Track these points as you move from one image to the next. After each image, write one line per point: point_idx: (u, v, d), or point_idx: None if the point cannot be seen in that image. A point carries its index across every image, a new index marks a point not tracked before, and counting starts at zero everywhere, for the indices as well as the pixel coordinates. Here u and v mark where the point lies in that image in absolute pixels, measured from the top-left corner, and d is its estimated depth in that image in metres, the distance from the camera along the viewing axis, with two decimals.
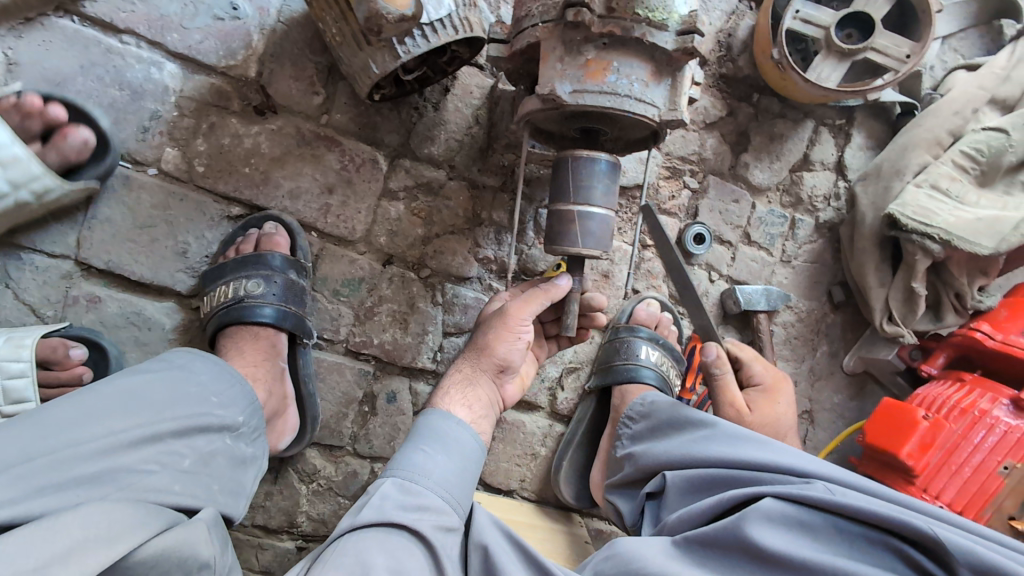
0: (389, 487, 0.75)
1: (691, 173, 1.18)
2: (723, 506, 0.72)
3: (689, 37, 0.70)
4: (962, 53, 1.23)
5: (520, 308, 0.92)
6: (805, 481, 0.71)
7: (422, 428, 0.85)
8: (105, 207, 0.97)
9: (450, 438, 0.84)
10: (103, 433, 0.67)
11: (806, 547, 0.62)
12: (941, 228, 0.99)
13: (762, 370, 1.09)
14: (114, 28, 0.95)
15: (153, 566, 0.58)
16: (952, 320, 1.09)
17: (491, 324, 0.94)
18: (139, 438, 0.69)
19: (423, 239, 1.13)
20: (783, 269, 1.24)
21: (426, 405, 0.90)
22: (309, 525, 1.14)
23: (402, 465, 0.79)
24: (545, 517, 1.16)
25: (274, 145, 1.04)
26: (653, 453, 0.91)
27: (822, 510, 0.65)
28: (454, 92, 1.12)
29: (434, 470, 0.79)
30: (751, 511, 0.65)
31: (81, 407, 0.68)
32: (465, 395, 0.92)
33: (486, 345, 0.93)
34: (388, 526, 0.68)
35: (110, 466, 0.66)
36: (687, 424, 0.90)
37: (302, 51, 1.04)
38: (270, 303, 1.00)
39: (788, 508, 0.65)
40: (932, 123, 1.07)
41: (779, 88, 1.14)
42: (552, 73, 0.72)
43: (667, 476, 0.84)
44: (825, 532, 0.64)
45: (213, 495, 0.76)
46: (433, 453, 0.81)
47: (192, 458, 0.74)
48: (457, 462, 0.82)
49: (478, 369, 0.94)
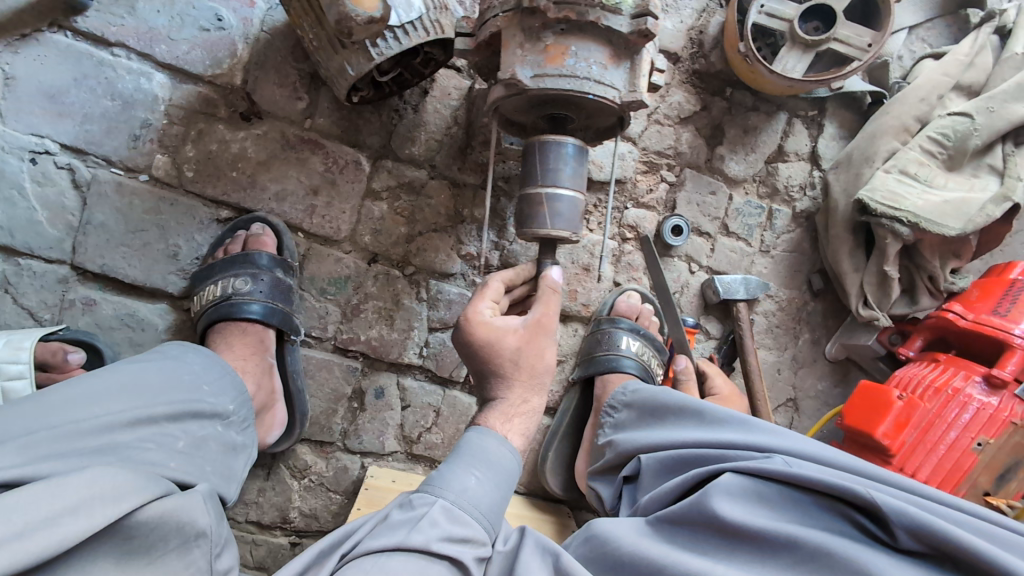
0: (439, 511, 0.70)
1: (668, 167, 1.21)
2: (690, 483, 0.73)
3: (643, 19, 0.73)
4: (929, 43, 1.25)
5: (547, 314, 0.94)
6: (765, 454, 0.72)
7: (472, 448, 0.82)
8: (99, 212, 1.01)
9: (502, 467, 0.81)
10: (102, 412, 0.70)
11: (760, 516, 0.64)
12: (910, 211, 1.01)
13: (722, 383, 1.16)
14: (106, 42, 1.00)
15: (154, 527, 0.61)
16: (928, 303, 1.10)
17: (535, 343, 0.92)
18: (135, 419, 0.72)
19: (407, 237, 1.17)
20: (762, 259, 1.26)
21: (476, 425, 0.86)
22: (301, 520, 1.16)
23: (450, 486, 0.74)
24: (532, 509, 1.18)
25: (259, 149, 1.08)
26: (631, 440, 0.93)
27: (778, 481, 0.67)
28: (432, 94, 1.16)
29: (484, 499, 0.75)
30: (712, 486, 0.67)
31: (80, 389, 0.71)
32: (526, 425, 0.90)
33: (542, 364, 0.93)
34: (431, 555, 0.64)
35: (109, 442, 0.69)
36: (663, 409, 0.92)
37: (285, 59, 1.08)
38: (257, 300, 1.03)
39: (746, 481, 0.67)
40: (899, 110, 1.10)
41: (749, 82, 1.17)
42: (513, 59, 0.75)
43: (642, 459, 0.86)
44: (780, 500, 0.66)
45: (207, 475, 0.78)
46: (484, 479, 0.77)
47: (185, 440, 0.77)
48: (503, 492, 0.79)
49: (535, 386, 0.92)
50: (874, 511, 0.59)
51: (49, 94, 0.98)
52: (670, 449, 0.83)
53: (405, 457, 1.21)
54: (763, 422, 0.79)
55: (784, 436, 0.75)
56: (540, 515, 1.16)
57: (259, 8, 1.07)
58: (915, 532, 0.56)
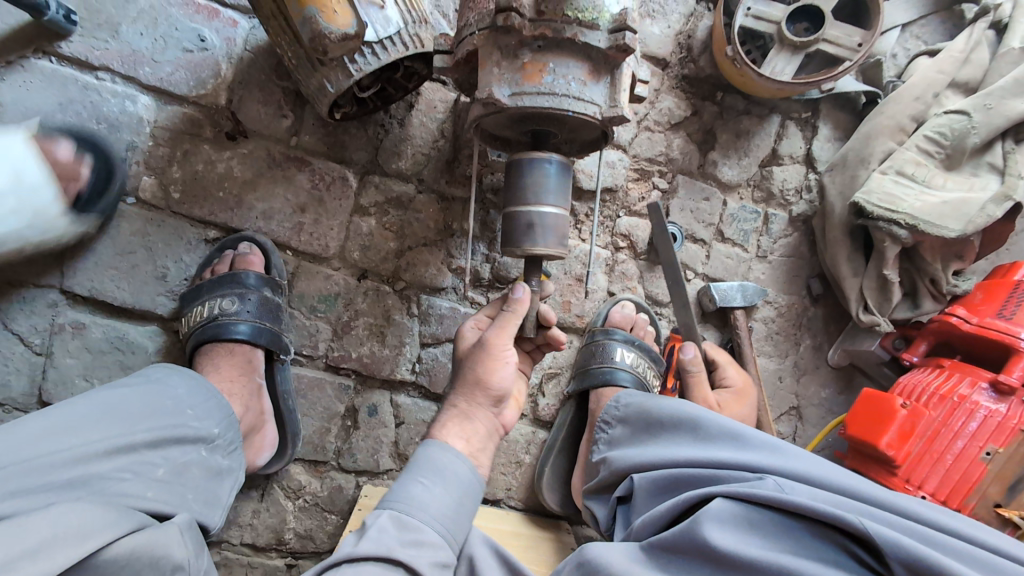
0: (387, 520, 0.71)
1: (659, 174, 1.19)
2: (683, 505, 0.72)
3: (620, 33, 0.72)
4: (924, 40, 1.23)
5: (498, 336, 0.89)
6: (756, 477, 0.71)
7: (419, 459, 0.81)
8: (87, 235, 1.01)
9: (451, 471, 0.81)
10: (77, 442, 0.69)
11: (752, 545, 0.62)
12: (907, 213, 0.99)
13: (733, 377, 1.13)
14: (90, 66, 1.00)
15: (125, 564, 0.60)
16: (930, 306, 1.08)
17: (474, 357, 0.90)
18: (113, 448, 0.72)
19: (396, 252, 1.15)
20: (759, 265, 1.24)
21: (428, 437, 0.86)
22: (297, 541, 1.14)
23: (398, 496, 0.75)
24: (530, 525, 1.15)
25: (245, 168, 1.07)
26: (625, 457, 0.91)
27: (770, 507, 0.66)
28: (418, 108, 1.15)
29: (437, 503, 0.76)
30: (703, 513, 0.65)
31: (52, 420, 0.70)
32: (462, 428, 0.87)
33: (476, 379, 0.89)
34: (389, 562, 0.65)
35: (82, 474, 0.68)
36: (656, 426, 0.91)
37: (269, 77, 1.07)
38: (245, 320, 1.02)
39: (737, 508, 0.66)
40: (894, 110, 1.08)
41: (740, 85, 1.15)
42: (490, 76, 0.74)
43: (635, 478, 0.85)
44: (772, 527, 0.65)
45: (187, 503, 0.77)
46: (432, 485, 0.77)
47: (165, 467, 0.76)
48: (455, 496, 0.78)
49: (474, 403, 0.90)
50: (867, 541, 0.59)
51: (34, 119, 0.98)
52: (662, 469, 0.81)
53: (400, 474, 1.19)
54: (755, 437, 0.78)
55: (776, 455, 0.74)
56: (536, 532, 1.13)
57: (242, 27, 1.07)
58: (910, 565, 0.56)
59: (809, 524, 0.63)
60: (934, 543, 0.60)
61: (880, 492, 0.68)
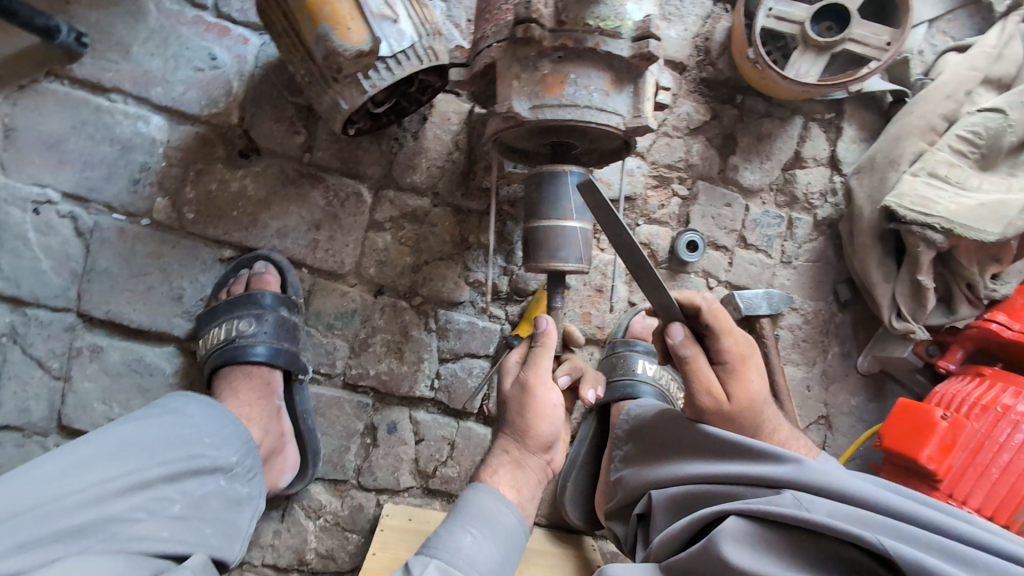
0: (435, 571, 0.69)
1: (679, 181, 1.16)
2: (698, 523, 0.72)
3: (644, 42, 0.70)
4: (952, 35, 1.19)
5: (533, 373, 0.85)
6: (773, 491, 0.69)
7: (465, 504, 0.79)
8: (103, 258, 1.00)
9: (501, 521, 0.78)
10: (89, 484, 0.69)
11: (771, 565, 0.62)
12: (942, 216, 0.95)
13: (730, 346, 0.77)
14: (103, 88, 0.99)
15: None
16: (967, 311, 1.04)
17: (516, 403, 0.85)
18: (126, 486, 0.71)
19: (412, 267, 1.14)
20: (784, 270, 1.20)
21: (473, 481, 0.83)
22: (318, 562, 1.12)
23: (446, 545, 0.73)
24: (554, 543, 1.12)
25: (260, 186, 1.06)
26: (639, 474, 0.90)
27: (787, 525, 0.64)
28: (431, 120, 1.13)
29: (482, 557, 0.73)
30: (719, 532, 0.65)
31: (65, 460, 0.70)
32: (513, 477, 0.83)
33: (525, 425, 0.84)
34: None
35: (95, 518, 0.68)
36: (668, 435, 0.87)
37: (281, 94, 1.06)
38: (262, 342, 1.01)
39: (755, 528, 0.65)
40: (924, 109, 1.04)
41: (761, 88, 1.12)
42: (509, 91, 0.72)
43: (652, 495, 0.83)
44: (793, 546, 0.63)
45: (205, 538, 0.77)
46: (481, 537, 0.75)
47: (182, 502, 0.76)
48: (503, 548, 0.76)
49: (524, 451, 0.85)
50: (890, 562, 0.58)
51: (48, 143, 0.97)
52: (679, 486, 0.80)
53: (421, 492, 1.17)
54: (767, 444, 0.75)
55: (794, 463, 0.70)
56: (561, 550, 1.10)
57: (253, 44, 1.05)
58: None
59: (830, 543, 0.62)
60: (961, 560, 0.58)
61: (903, 500, 0.66)
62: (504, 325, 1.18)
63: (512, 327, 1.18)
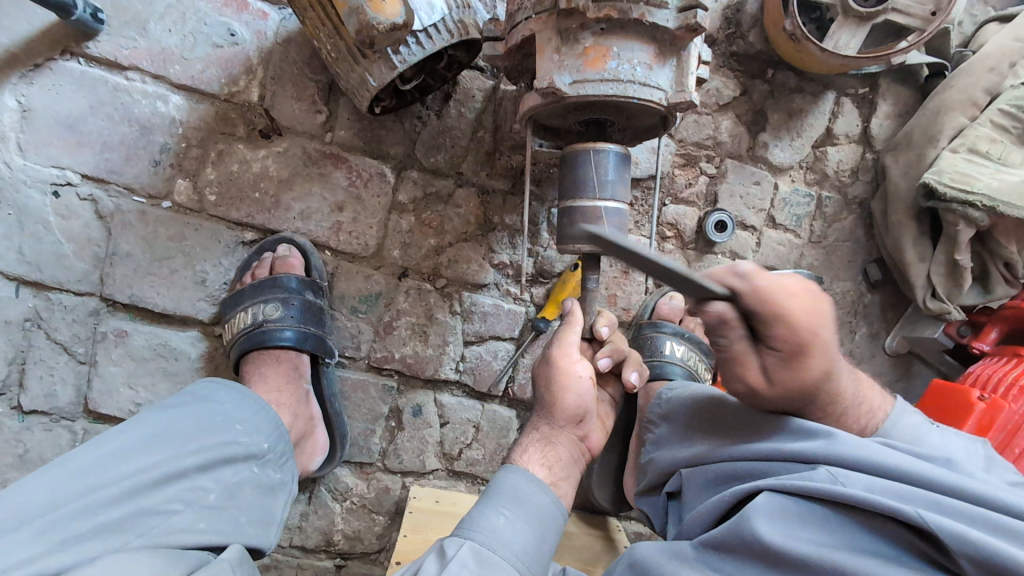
0: (468, 553, 0.68)
1: (707, 159, 1.13)
2: (734, 500, 0.70)
3: (691, 13, 0.67)
4: (992, 5, 1.18)
5: (562, 351, 0.87)
6: (807, 466, 0.67)
7: (499, 485, 0.77)
8: (125, 242, 0.98)
9: (534, 502, 0.76)
10: (123, 476, 0.69)
11: (805, 542, 0.61)
12: (984, 194, 0.94)
13: (786, 336, 0.62)
14: (119, 66, 0.96)
15: None
16: (1003, 292, 1.03)
17: (545, 380, 0.88)
18: (161, 478, 0.71)
19: (436, 249, 1.12)
20: (812, 251, 1.19)
21: (505, 462, 0.82)
22: (345, 542, 1.12)
23: (477, 526, 0.71)
24: (584, 522, 1.13)
25: (281, 167, 1.04)
26: (669, 454, 0.89)
27: (823, 501, 0.63)
28: (455, 98, 1.10)
29: (516, 539, 0.71)
30: (751, 509, 0.64)
31: (100, 450, 0.70)
32: (544, 454, 0.83)
33: (554, 400, 0.86)
34: None
35: (132, 511, 0.68)
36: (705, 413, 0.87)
37: (302, 72, 1.03)
38: (289, 326, 1.00)
39: (789, 502, 0.64)
40: (965, 83, 1.03)
41: (796, 62, 1.08)
42: (550, 65, 0.70)
43: (685, 474, 0.82)
44: (830, 521, 0.62)
45: (240, 528, 0.77)
46: (514, 518, 0.73)
47: (217, 491, 0.75)
48: (538, 530, 0.74)
49: (557, 428, 0.86)
50: (933, 539, 0.57)
51: (65, 124, 0.95)
52: (712, 462, 0.79)
53: (447, 474, 1.17)
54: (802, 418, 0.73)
55: (829, 435, 0.69)
56: (591, 530, 1.10)
57: (272, 19, 1.02)
58: (979, 563, 0.54)
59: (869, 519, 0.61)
60: (1006, 535, 0.57)
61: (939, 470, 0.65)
62: (529, 307, 1.17)
63: (537, 310, 1.18)
